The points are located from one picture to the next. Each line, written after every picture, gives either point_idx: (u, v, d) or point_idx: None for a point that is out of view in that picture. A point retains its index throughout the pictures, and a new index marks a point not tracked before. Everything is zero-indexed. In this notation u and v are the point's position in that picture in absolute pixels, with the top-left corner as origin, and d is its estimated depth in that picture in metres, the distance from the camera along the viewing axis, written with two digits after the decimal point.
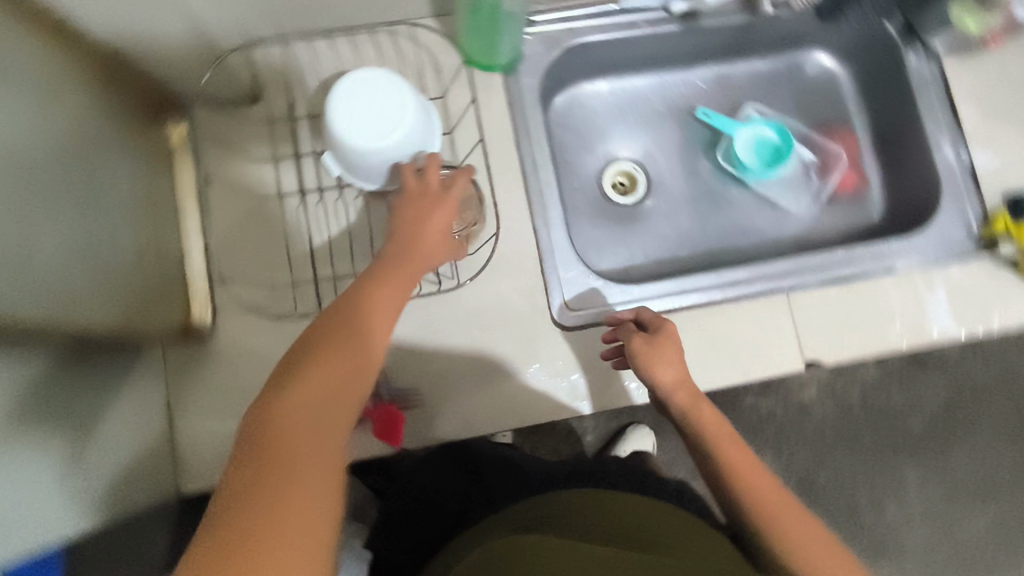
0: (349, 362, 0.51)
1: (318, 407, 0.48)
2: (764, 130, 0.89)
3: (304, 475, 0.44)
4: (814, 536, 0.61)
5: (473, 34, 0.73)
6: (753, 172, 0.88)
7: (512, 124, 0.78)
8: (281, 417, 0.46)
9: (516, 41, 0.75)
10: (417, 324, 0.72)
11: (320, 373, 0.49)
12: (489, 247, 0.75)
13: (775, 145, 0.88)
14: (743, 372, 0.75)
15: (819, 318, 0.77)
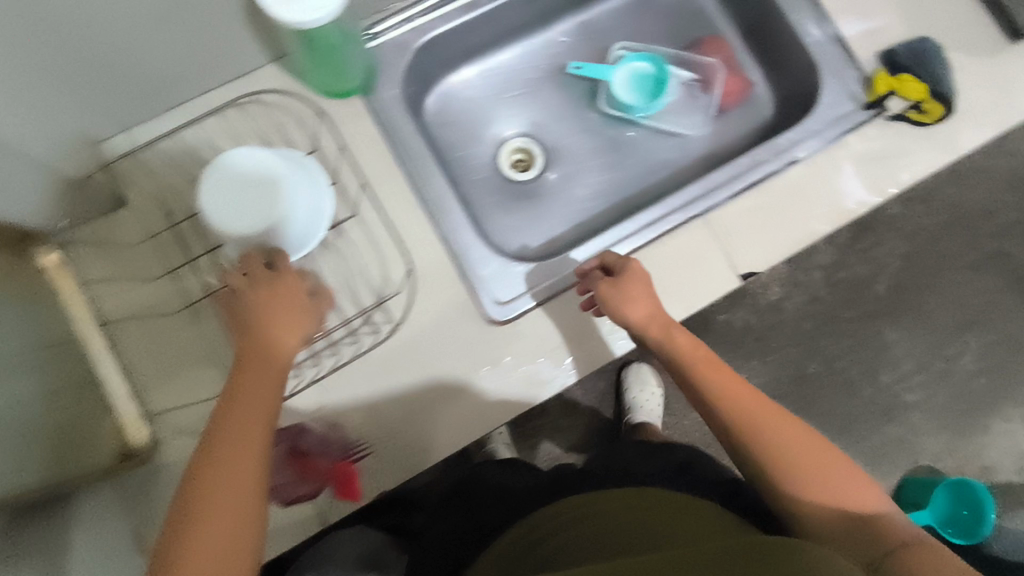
0: (227, 470, 0.53)
1: (213, 518, 0.51)
2: (637, 64, 0.88)
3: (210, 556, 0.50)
4: (798, 437, 0.63)
5: (315, 64, 0.72)
6: (638, 110, 0.87)
7: (389, 143, 0.76)
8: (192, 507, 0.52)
9: (361, 57, 0.74)
10: (362, 374, 0.70)
11: (211, 478, 0.52)
12: (408, 271, 0.73)
13: (652, 75, 0.87)
14: (688, 306, 0.75)
15: (743, 229, 0.77)
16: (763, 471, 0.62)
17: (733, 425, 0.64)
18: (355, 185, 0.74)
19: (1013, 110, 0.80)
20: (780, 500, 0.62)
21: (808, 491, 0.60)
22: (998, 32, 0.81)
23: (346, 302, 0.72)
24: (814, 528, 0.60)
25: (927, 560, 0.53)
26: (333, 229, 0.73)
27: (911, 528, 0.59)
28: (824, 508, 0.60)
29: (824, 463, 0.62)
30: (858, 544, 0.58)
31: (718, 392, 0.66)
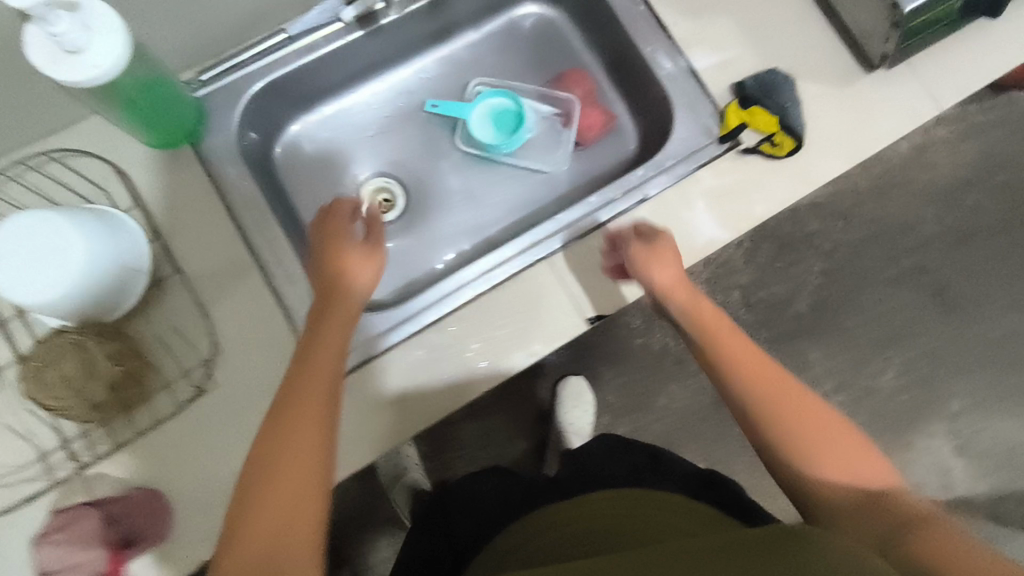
0: (319, 408, 0.58)
1: (285, 444, 0.55)
2: (495, 101, 0.86)
3: (295, 488, 0.54)
4: (807, 416, 0.62)
5: (135, 120, 0.69)
6: (497, 147, 0.86)
7: (219, 192, 0.73)
8: (264, 448, 0.55)
9: (183, 99, 0.72)
10: (181, 437, 0.67)
11: (296, 416, 0.57)
12: (228, 329, 0.69)
13: (510, 113, 0.86)
14: (528, 350, 0.74)
15: (586, 272, 0.76)
16: (776, 446, 0.62)
17: (755, 389, 0.64)
18: (181, 239, 0.72)
19: (867, 140, 0.78)
20: (795, 481, 0.61)
21: (822, 462, 0.60)
22: (852, 60, 0.80)
23: (167, 362, 0.68)
24: (827, 507, 0.59)
25: (931, 537, 0.52)
26: (158, 286, 0.70)
27: (913, 502, 0.58)
28: (841, 481, 0.60)
29: (845, 438, 0.62)
30: (868, 522, 0.56)
31: (734, 368, 0.66)
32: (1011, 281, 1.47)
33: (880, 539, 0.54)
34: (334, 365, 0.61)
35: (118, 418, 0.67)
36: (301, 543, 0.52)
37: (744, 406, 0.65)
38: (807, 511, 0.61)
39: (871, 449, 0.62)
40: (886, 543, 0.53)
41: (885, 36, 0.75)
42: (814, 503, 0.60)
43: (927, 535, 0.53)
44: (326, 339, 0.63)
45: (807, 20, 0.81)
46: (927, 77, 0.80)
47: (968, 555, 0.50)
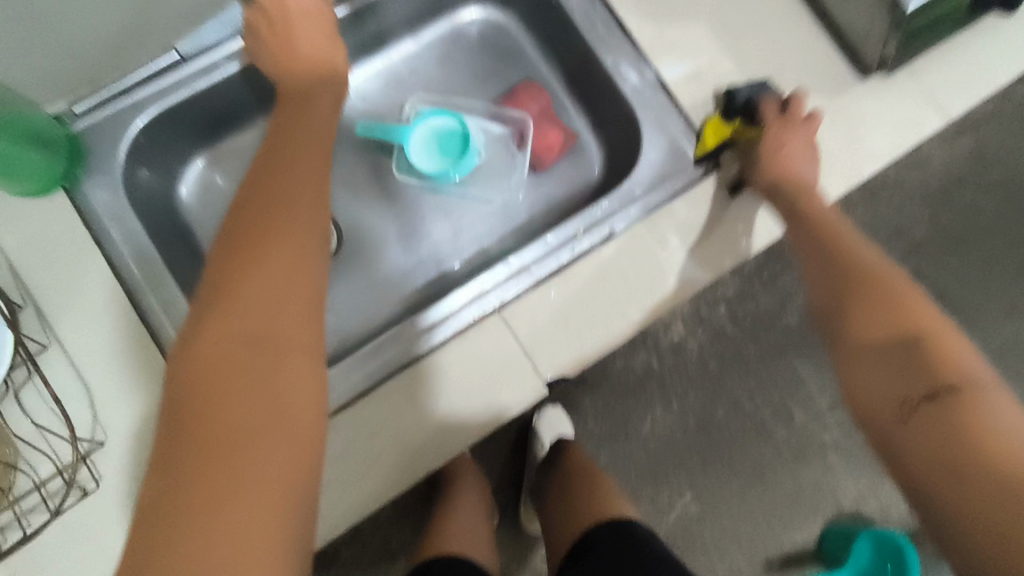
0: (294, 243, 0.45)
1: (270, 291, 0.42)
2: (437, 121, 0.74)
3: (253, 365, 0.40)
4: (887, 304, 0.53)
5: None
6: (444, 174, 0.75)
7: (100, 247, 0.61)
8: (226, 302, 0.42)
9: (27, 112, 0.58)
10: (61, 551, 0.56)
11: (270, 249, 0.44)
12: (114, 414, 0.58)
13: (454, 134, 0.74)
14: (479, 424, 0.62)
15: (546, 325, 0.64)
16: (828, 292, 0.58)
17: (828, 250, 0.60)
18: (52, 306, 0.59)
19: (864, 159, 0.68)
20: (833, 338, 0.56)
21: (867, 330, 0.53)
22: (845, 66, 0.69)
23: (40, 459, 0.57)
24: (859, 351, 0.53)
25: (960, 411, 0.45)
26: (24, 366, 0.58)
27: (970, 359, 0.48)
28: (880, 319, 0.52)
29: (889, 285, 0.55)
30: (897, 383, 0.49)
31: (819, 222, 0.62)
32: (1007, 285, 1.38)
33: (895, 417, 0.49)
34: (316, 214, 0.48)
35: None
36: (300, 410, 0.40)
37: (829, 284, 0.58)
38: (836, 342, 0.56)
39: (948, 323, 0.51)
40: (903, 422, 0.48)
41: (884, 38, 0.64)
42: (840, 338, 0.55)
43: (955, 410, 0.45)
44: (291, 164, 0.51)
45: (792, 20, 0.70)
46: (933, 84, 0.69)
47: (997, 442, 0.43)
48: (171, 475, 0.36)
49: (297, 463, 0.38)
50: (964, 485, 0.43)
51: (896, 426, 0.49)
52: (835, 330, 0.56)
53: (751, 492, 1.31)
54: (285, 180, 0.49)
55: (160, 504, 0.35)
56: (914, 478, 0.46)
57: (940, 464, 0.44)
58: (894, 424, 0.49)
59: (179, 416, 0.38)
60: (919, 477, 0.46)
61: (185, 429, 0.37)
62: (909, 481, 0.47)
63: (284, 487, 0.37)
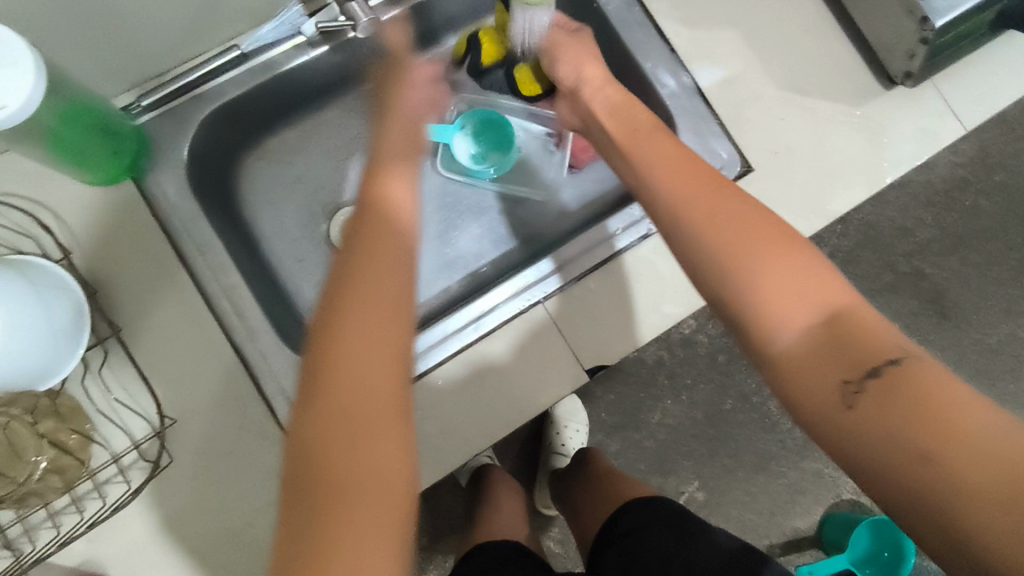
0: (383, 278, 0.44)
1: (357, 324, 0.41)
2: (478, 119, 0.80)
3: (359, 365, 0.40)
4: (753, 217, 0.44)
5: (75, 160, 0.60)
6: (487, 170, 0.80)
7: (167, 236, 0.65)
8: (343, 296, 0.43)
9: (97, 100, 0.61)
10: (137, 519, 0.60)
11: (362, 277, 0.44)
12: (186, 391, 0.62)
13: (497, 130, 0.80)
14: (524, 409, 0.66)
15: (585, 318, 0.68)
16: (703, 272, 0.44)
17: (701, 218, 0.45)
18: (124, 290, 0.63)
19: (885, 165, 0.72)
20: (735, 330, 0.42)
21: (765, 292, 0.41)
22: (869, 76, 0.73)
23: (115, 434, 0.60)
24: (765, 327, 0.41)
25: (910, 387, 0.36)
26: (98, 347, 0.61)
27: (890, 328, 0.39)
28: (787, 279, 0.41)
29: (772, 235, 0.43)
30: (897, 410, 0.35)
31: (679, 198, 0.47)
32: (1005, 287, 1.42)
33: (837, 412, 0.37)
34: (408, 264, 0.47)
35: (59, 499, 0.59)
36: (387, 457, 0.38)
37: (687, 246, 0.45)
38: (729, 318, 0.43)
39: (834, 268, 0.42)
40: (852, 414, 0.37)
41: (909, 52, 0.68)
42: (729, 310, 0.43)
43: (903, 388, 0.36)
44: (383, 191, 0.50)
45: (821, 30, 0.74)
46: (950, 95, 0.73)
47: (975, 425, 0.33)
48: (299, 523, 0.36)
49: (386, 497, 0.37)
50: (950, 490, 0.32)
51: (839, 421, 0.37)
52: (730, 319, 0.43)
53: (756, 482, 1.34)
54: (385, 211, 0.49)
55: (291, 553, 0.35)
56: (878, 492, 0.35)
57: (914, 466, 0.34)
58: (839, 425, 0.37)
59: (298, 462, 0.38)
60: (886, 493, 0.35)
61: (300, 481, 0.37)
62: (887, 506, 0.35)
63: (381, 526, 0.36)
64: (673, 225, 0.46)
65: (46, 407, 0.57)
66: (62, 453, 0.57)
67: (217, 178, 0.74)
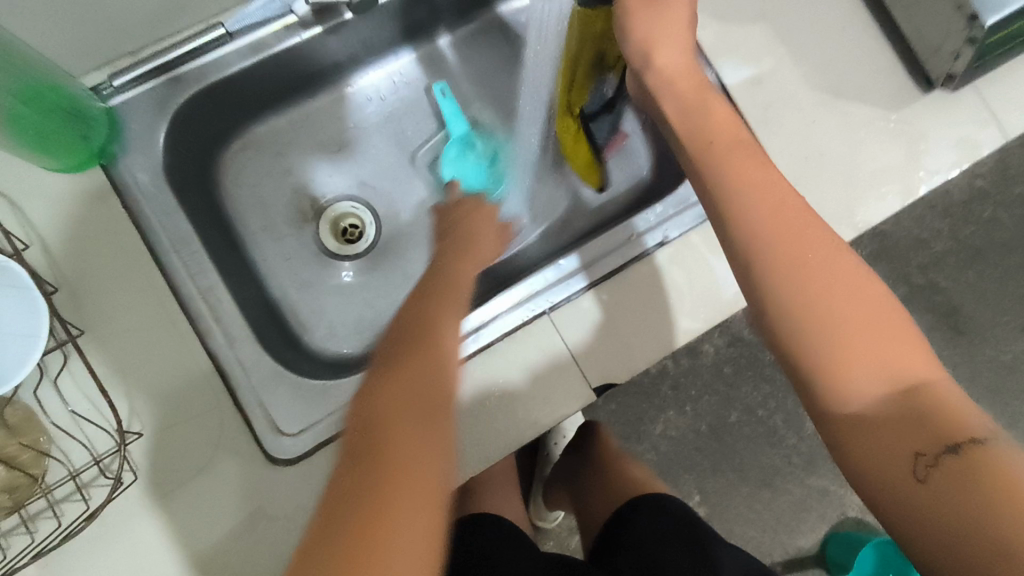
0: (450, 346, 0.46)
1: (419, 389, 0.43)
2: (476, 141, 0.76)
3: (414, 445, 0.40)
4: (841, 265, 0.44)
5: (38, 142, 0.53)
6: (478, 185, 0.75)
7: (139, 229, 0.59)
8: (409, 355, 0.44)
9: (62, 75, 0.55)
10: (95, 544, 0.54)
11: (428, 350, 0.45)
12: (153, 402, 0.56)
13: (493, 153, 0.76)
14: (525, 429, 0.61)
15: (595, 332, 0.63)
16: (782, 330, 0.44)
17: (792, 273, 0.44)
18: (88, 289, 0.57)
19: (922, 175, 0.66)
20: (805, 391, 0.43)
21: (845, 363, 0.42)
22: (907, 78, 0.67)
23: (74, 447, 0.55)
24: (840, 395, 0.42)
25: (987, 472, 0.37)
26: (57, 351, 0.55)
27: (971, 408, 0.40)
28: (873, 337, 0.42)
29: (860, 303, 0.43)
30: (960, 488, 0.37)
31: (770, 247, 0.45)
32: (1022, 302, 1.37)
33: (909, 488, 0.38)
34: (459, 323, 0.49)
35: (9, 518, 0.53)
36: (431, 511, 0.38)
37: (762, 274, 0.45)
38: (800, 379, 0.44)
39: (923, 340, 0.43)
40: (923, 488, 0.38)
41: (954, 53, 0.62)
42: (803, 373, 0.43)
43: (981, 472, 0.37)
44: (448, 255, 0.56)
45: (857, 27, 0.68)
46: (993, 101, 0.67)
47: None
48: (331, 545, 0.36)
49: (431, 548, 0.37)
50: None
51: (911, 497, 0.38)
52: (802, 381, 0.43)
53: (761, 499, 1.29)
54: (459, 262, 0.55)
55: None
56: (943, 572, 0.37)
57: (988, 552, 0.35)
58: (908, 492, 0.38)
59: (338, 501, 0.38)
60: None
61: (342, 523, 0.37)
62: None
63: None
64: (762, 271, 0.45)
65: None
66: (11, 469, 0.52)
67: (199, 168, 0.68)
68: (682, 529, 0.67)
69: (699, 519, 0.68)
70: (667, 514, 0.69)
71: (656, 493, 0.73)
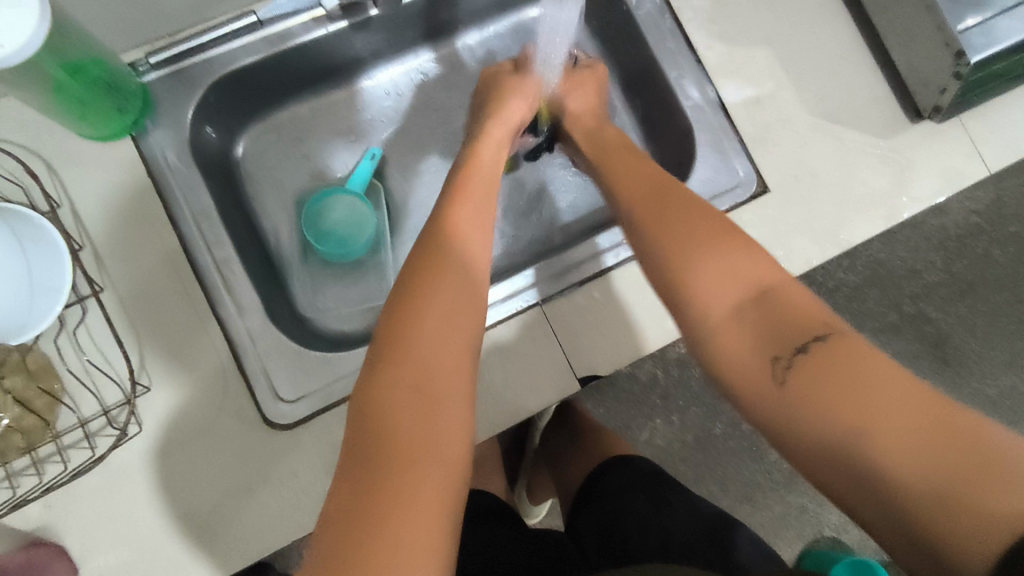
0: (462, 282, 0.49)
1: (444, 328, 0.45)
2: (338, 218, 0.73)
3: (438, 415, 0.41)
4: (691, 213, 0.51)
5: (84, 110, 0.58)
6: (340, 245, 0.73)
7: (162, 199, 0.63)
8: (406, 318, 0.45)
9: (112, 54, 0.60)
10: (99, 488, 0.57)
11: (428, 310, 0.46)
12: (163, 362, 0.60)
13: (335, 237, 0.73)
14: (511, 413, 0.64)
15: (584, 324, 0.66)
16: (654, 269, 0.50)
17: (656, 229, 0.51)
18: (112, 250, 0.61)
19: (905, 201, 0.70)
20: (677, 312, 0.48)
21: (708, 286, 0.46)
22: (898, 109, 0.71)
23: (85, 397, 0.58)
24: (704, 315, 0.46)
25: (831, 359, 0.41)
26: (77, 305, 0.59)
27: (812, 304, 0.45)
28: (723, 269, 0.47)
29: (715, 236, 0.48)
30: (813, 385, 0.40)
31: (644, 217, 0.53)
32: (1012, 339, 1.38)
33: (771, 387, 0.42)
34: (480, 280, 0.51)
35: (20, 459, 0.57)
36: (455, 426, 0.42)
37: (641, 232, 0.52)
38: (674, 306, 0.48)
39: (773, 260, 0.48)
40: (782, 390, 0.42)
41: (942, 86, 0.66)
42: (676, 303, 0.48)
43: (825, 362, 0.41)
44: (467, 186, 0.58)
45: (854, 57, 0.72)
46: (979, 136, 0.71)
47: (884, 394, 0.38)
48: (358, 462, 0.39)
49: (461, 458, 0.41)
50: (870, 452, 0.37)
51: (772, 391, 0.42)
52: (674, 303, 0.48)
53: (739, 511, 1.31)
54: (456, 231, 0.52)
55: (356, 486, 0.38)
56: (804, 455, 0.40)
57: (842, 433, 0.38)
58: (771, 396, 0.42)
59: (362, 419, 0.41)
60: (815, 460, 0.39)
61: (365, 443, 0.39)
62: (812, 466, 0.40)
63: (448, 487, 0.39)
64: (643, 230, 0.52)
65: (16, 363, 0.55)
66: (27, 412, 0.54)
67: (222, 147, 0.72)
68: (649, 486, 0.70)
69: (670, 480, 0.72)
70: (636, 473, 0.73)
71: (626, 457, 0.77)
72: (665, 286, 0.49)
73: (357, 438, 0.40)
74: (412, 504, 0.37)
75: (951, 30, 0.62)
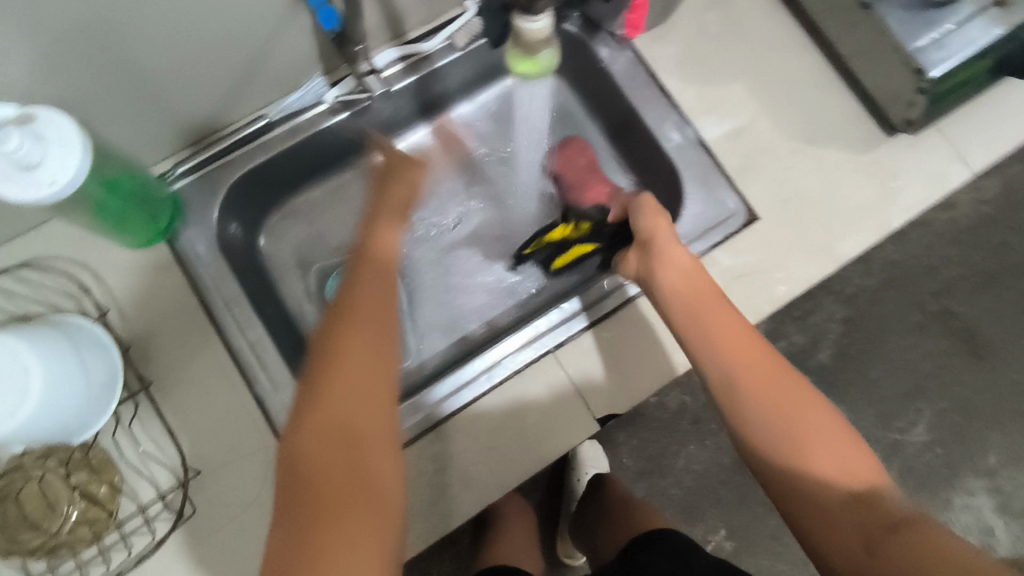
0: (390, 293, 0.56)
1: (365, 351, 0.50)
2: None
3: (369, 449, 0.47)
4: (783, 380, 0.56)
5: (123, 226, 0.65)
6: None
7: (197, 293, 0.68)
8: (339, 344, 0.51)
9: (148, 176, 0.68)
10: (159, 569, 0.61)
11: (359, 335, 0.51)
12: (210, 445, 0.64)
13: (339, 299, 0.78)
14: (541, 457, 0.67)
15: (598, 365, 0.69)
16: (752, 432, 0.55)
17: (749, 391, 0.56)
18: (155, 344, 0.66)
19: (893, 210, 0.72)
20: (773, 469, 0.53)
21: (800, 458, 0.52)
22: (872, 125, 0.74)
23: (142, 485, 0.63)
24: (800, 479, 0.52)
25: (920, 543, 0.46)
26: (130, 400, 0.65)
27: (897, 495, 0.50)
28: (828, 455, 0.52)
29: (806, 409, 0.54)
30: (903, 557, 0.45)
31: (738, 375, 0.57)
32: None
33: (862, 556, 0.47)
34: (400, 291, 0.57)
35: (88, 549, 0.61)
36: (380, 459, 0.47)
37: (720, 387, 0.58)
38: (770, 475, 0.54)
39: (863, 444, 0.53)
40: (872, 557, 0.47)
41: (910, 101, 0.69)
42: (764, 455, 0.54)
43: (912, 546, 0.45)
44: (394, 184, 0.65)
45: (822, 82, 0.76)
46: (956, 141, 0.73)
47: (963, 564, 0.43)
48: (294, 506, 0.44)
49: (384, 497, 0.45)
50: None
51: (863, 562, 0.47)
52: (769, 469, 0.54)
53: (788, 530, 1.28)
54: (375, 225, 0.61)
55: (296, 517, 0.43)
56: None
57: None
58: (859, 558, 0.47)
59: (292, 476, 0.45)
60: None
61: (298, 488, 0.45)
62: None
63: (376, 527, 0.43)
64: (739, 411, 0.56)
65: (80, 459, 0.60)
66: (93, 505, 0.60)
67: (247, 238, 0.78)
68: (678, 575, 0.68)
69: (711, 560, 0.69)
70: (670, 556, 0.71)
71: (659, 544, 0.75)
72: (764, 452, 0.54)
73: (295, 496, 0.44)
74: (346, 547, 0.41)
75: (907, 49, 0.66)
